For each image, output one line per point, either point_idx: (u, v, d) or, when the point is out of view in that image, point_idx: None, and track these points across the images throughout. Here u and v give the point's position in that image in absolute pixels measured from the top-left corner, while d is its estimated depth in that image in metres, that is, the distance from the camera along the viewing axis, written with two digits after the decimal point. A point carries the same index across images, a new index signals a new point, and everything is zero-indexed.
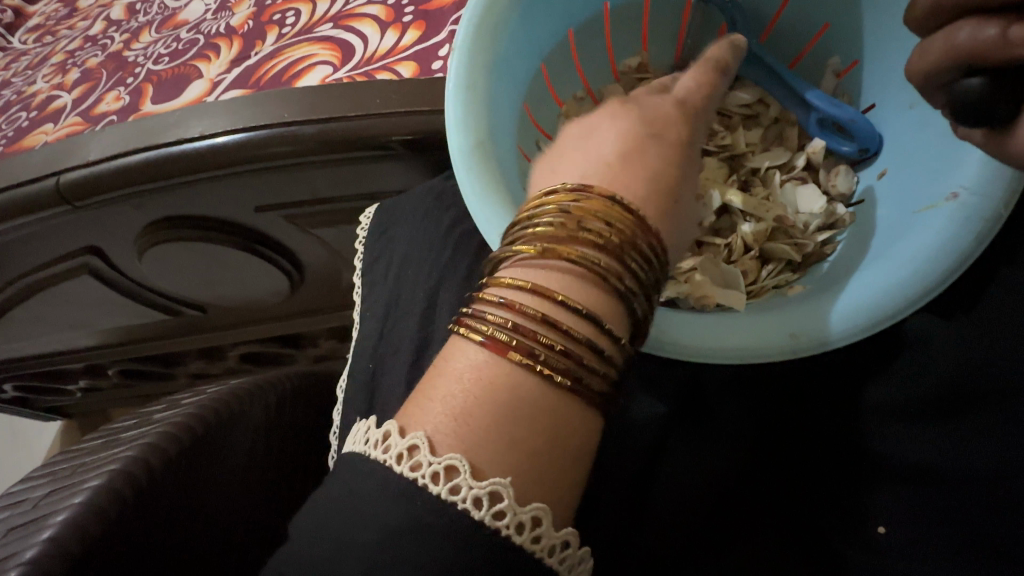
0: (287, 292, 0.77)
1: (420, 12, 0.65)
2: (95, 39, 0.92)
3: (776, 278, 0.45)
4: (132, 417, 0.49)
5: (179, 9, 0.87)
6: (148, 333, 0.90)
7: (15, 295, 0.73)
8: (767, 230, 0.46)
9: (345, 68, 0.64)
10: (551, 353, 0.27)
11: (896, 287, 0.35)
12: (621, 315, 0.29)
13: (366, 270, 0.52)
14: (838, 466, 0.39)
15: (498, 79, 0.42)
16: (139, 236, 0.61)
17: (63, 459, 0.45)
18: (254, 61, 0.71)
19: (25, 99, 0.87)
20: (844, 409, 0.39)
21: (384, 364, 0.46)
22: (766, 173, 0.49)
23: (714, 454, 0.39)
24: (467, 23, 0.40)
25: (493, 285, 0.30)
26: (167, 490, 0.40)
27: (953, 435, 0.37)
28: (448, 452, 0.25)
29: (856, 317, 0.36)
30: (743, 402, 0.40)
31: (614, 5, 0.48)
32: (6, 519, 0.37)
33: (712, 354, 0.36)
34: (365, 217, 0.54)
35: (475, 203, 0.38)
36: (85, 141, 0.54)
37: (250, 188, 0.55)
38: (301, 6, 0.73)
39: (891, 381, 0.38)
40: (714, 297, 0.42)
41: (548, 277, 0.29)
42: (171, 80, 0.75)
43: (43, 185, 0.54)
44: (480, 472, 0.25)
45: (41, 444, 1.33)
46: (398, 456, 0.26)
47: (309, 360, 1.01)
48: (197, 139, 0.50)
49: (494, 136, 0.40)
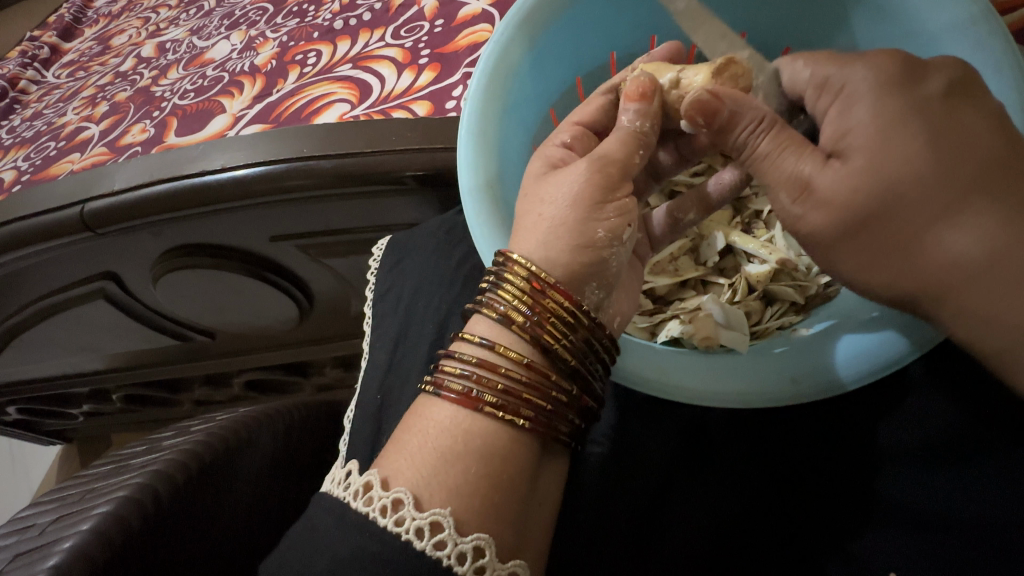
0: (295, 320, 0.77)
1: (436, 55, 0.68)
2: (126, 74, 0.97)
3: (779, 319, 0.45)
4: (140, 443, 0.49)
5: (206, 49, 0.92)
6: (155, 358, 0.91)
7: (29, 317, 0.74)
8: (771, 271, 0.47)
9: (362, 105, 0.67)
10: (506, 397, 0.31)
11: (896, 343, 0.36)
12: (570, 367, 0.33)
13: (377, 300, 0.53)
14: (843, 507, 0.37)
15: (508, 121, 0.43)
16: (155, 262, 0.63)
17: (72, 484, 0.45)
18: (275, 98, 0.74)
19: (55, 129, 0.90)
20: (850, 450, 0.39)
21: (393, 393, 0.46)
22: (768, 216, 0.50)
23: (716, 491, 0.39)
24: (483, 67, 0.42)
25: (465, 343, 0.33)
26: (175, 518, 0.40)
27: (964, 478, 0.35)
28: (396, 487, 0.29)
29: (857, 366, 0.36)
30: (745, 439, 0.41)
31: (620, 55, 0.49)
32: (12, 546, 0.37)
33: (714, 398, 0.36)
34: (377, 248, 0.56)
35: (485, 240, 0.39)
36: (109, 172, 0.56)
37: (265, 219, 0.57)
38: (323, 48, 0.78)
39: (902, 425, 0.38)
40: (716, 338, 0.42)
41: (500, 336, 0.33)
42: (195, 114, 0.78)
43: (66, 213, 0.56)
44: (422, 503, 0.28)
45: (39, 470, 1.32)
46: (355, 492, 0.30)
47: (314, 389, 1.01)
48: (219, 170, 0.51)
49: (504, 175, 0.42)
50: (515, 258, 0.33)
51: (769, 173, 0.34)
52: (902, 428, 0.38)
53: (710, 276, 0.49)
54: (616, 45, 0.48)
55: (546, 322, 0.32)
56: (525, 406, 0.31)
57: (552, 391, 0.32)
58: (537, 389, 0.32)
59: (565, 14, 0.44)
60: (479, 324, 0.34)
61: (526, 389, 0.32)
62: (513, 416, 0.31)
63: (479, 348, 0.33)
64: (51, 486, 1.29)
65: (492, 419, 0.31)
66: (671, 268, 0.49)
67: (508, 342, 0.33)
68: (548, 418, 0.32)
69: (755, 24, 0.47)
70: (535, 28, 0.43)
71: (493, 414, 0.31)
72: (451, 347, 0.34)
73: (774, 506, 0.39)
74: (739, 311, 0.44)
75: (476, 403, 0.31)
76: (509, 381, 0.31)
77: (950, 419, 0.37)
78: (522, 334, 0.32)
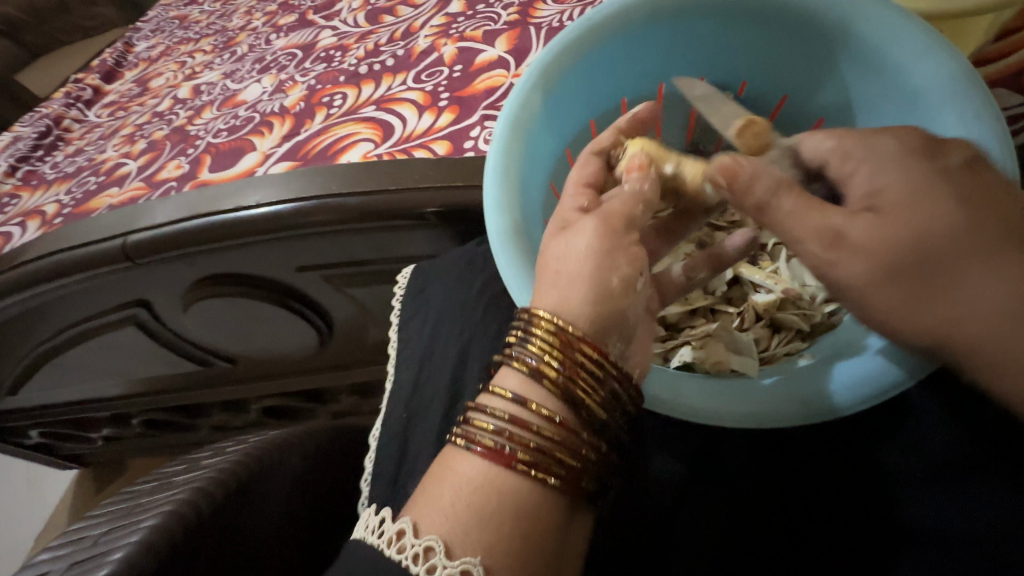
0: (315, 347, 0.80)
1: (454, 98, 0.73)
2: (163, 114, 1.03)
3: (786, 346, 0.47)
4: (176, 465, 0.50)
5: (239, 91, 0.98)
6: (177, 383, 0.93)
7: (64, 342, 0.78)
8: (778, 301, 0.49)
9: (385, 144, 0.71)
10: (539, 455, 0.31)
11: (894, 366, 0.37)
12: (598, 424, 0.34)
13: (402, 324, 0.55)
14: (851, 526, 0.39)
15: (529, 164, 0.47)
16: (187, 291, 0.66)
17: (113, 503, 0.46)
18: (304, 137, 0.79)
19: (95, 165, 0.96)
20: (851, 472, 0.41)
21: (419, 411, 0.48)
22: (773, 249, 0.52)
23: (735, 511, 0.41)
24: (505, 117, 0.46)
25: (494, 396, 0.34)
26: (210, 533, 0.41)
27: (961, 499, 0.37)
28: (428, 535, 0.29)
29: (856, 392, 0.38)
30: (752, 462, 0.43)
31: (630, 100, 0.53)
32: (62, 556, 0.39)
33: (716, 419, 0.38)
34: (403, 276, 0.58)
35: (511, 277, 0.41)
36: (150, 207, 0.60)
37: (294, 251, 0.60)
38: (348, 90, 0.83)
39: (910, 447, 0.40)
40: (727, 362, 0.45)
41: (530, 392, 0.34)
42: (228, 152, 0.83)
43: (108, 245, 0.60)
44: (453, 551, 0.29)
45: (55, 494, 1.33)
46: (388, 540, 0.30)
47: (329, 416, 1.02)
48: (253, 206, 0.55)
49: (526, 214, 0.45)
50: (546, 315, 0.34)
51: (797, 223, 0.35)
52: (910, 447, 0.40)
53: (718, 305, 0.51)
54: (626, 90, 0.52)
55: (576, 378, 0.33)
56: (557, 464, 0.32)
57: (583, 448, 0.33)
58: (567, 449, 0.32)
59: (577, 66, 0.48)
60: (508, 378, 0.35)
61: (557, 448, 0.32)
62: (545, 476, 0.31)
63: (510, 403, 0.33)
64: (66, 511, 1.30)
65: (525, 478, 0.31)
66: (681, 297, 0.51)
67: (538, 399, 0.33)
68: (579, 477, 0.32)
69: (753, 74, 0.51)
70: (550, 79, 0.47)
71: (526, 474, 0.31)
72: (480, 401, 0.34)
73: (789, 524, 0.40)
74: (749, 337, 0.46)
75: (510, 461, 0.31)
76: (542, 440, 0.32)
77: (940, 444, 0.39)
78: (553, 390, 0.33)
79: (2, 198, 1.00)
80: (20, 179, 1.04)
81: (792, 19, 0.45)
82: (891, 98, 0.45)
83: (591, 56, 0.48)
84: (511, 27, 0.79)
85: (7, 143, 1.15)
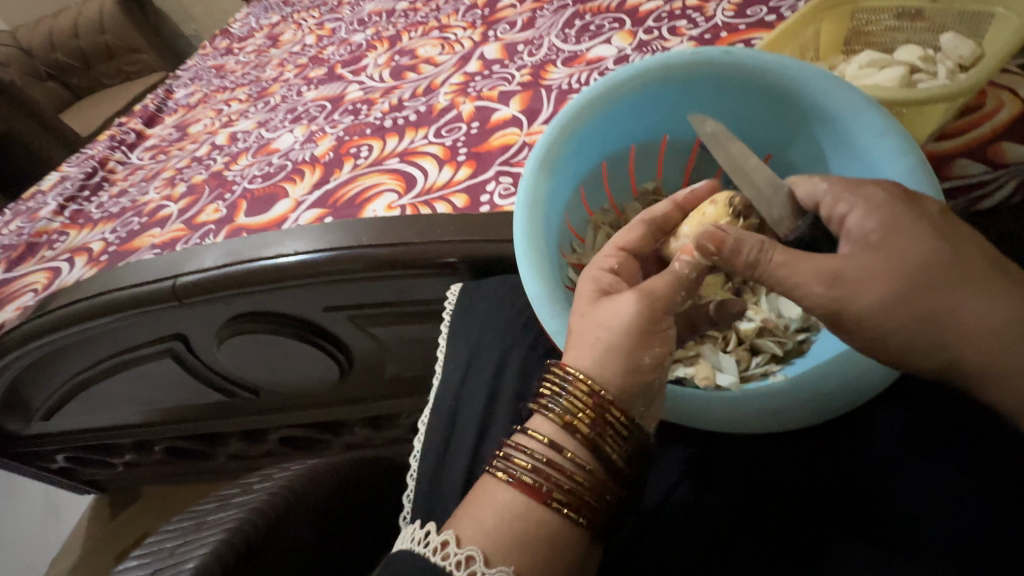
0: (335, 380, 0.84)
1: (472, 153, 0.80)
2: (201, 159, 1.12)
3: (763, 367, 0.53)
4: (219, 498, 0.52)
5: (273, 139, 1.07)
6: (201, 412, 0.98)
7: (104, 371, 0.84)
8: (757, 328, 0.55)
9: (408, 195, 0.77)
10: (569, 495, 0.37)
11: (875, 374, 0.44)
12: (613, 473, 0.39)
13: (450, 334, 0.59)
14: (821, 508, 0.44)
15: (550, 201, 0.52)
16: (223, 325, 0.72)
17: (176, 524, 0.48)
18: (333, 185, 0.86)
19: (138, 207, 1.04)
20: (828, 464, 0.46)
21: (463, 408, 0.54)
22: (753, 284, 0.59)
23: (719, 497, 0.46)
24: (534, 156, 0.51)
25: (530, 438, 0.39)
26: (276, 545, 0.45)
27: (911, 478, 0.43)
28: (468, 546, 0.34)
29: (847, 395, 0.44)
30: (742, 458, 0.48)
31: (637, 147, 0.58)
32: (150, 563, 0.43)
33: (697, 420, 0.46)
34: (449, 295, 0.61)
35: (542, 309, 0.46)
36: (199, 253, 0.67)
37: (325, 293, 0.66)
38: (374, 143, 0.90)
39: (865, 448, 0.45)
40: (715, 378, 0.51)
41: (561, 439, 0.39)
42: (263, 198, 0.90)
43: (161, 286, 0.66)
44: (491, 560, 0.34)
45: (70, 521, 1.36)
46: (434, 548, 0.35)
47: (343, 447, 1.06)
48: (292, 255, 0.61)
49: (546, 245, 0.50)
50: (582, 375, 0.39)
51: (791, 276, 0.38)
52: (868, 447, 0.45)
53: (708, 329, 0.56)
54: (633, 139, 0.57)
55: (605, 432, 0.39)
56: (585, 503, 0.37)
57: (604, 493, 0.38)
58: (594, 493, 0.37)
59: (593, 119, 0.53)
60: (543, 425, 0.40)
61: (585, 490, 0.37)
62: (574, 512, 0.36)
63: (546, 448, 0.38)
64: (80, 537, 1.33)
65: (559, 514, 0.36)
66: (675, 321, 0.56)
67: (573, 449, 0.39)
68: (600, 516, 0.38)
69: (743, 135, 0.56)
70: (574, 125, 0.52)
71: (558, 510, 0.36)
72: (519, 440, 0.39)
73: (778, 504, 0.45)
74: (730, 356, 0.54)
75: (546, 498, 0.36)
76: (574, 483, 0.37)
77: (899, 441, 0.45)
78: (581, 439, 0.39)
79: (50, 234, 1.09)
80: (66, 218, 1.12)
81: (782, 91, 0.50)
82: (852, 168, 0.50)
83: (606, 112, 0.53)
84: (524, 88, 0.87)
85: (55, 183, 1.25)
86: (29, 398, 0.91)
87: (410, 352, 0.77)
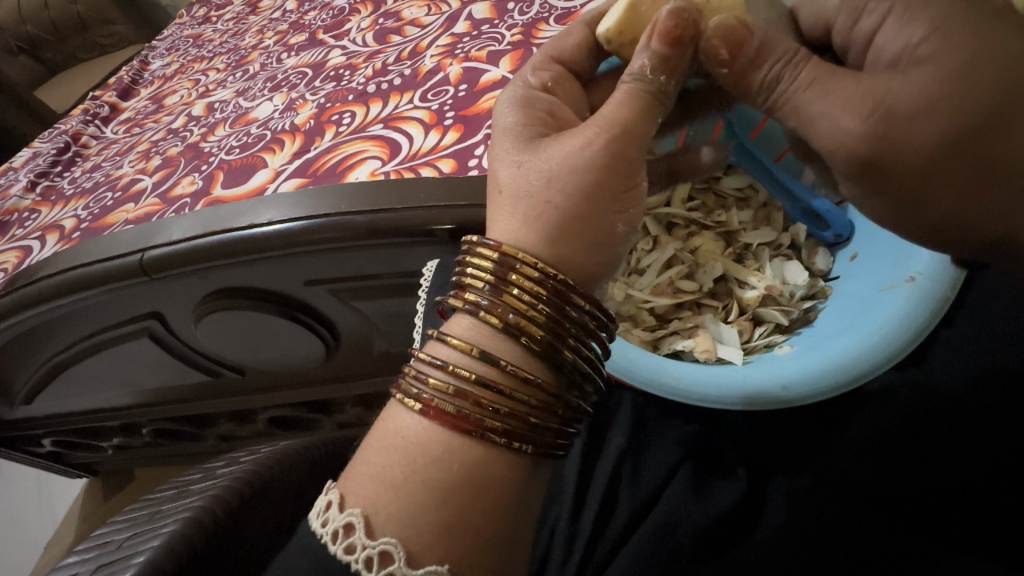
0: (321, 359, 0.82)
1: (459, 117, 0.75)
2: (177, 131, 1.06)
3: (766, 338, 0.52)
4: (187, 480, 0.50)
5: (250, 109, 1.01)
6: (186, 394, 0.95)
7: (80, 352, 0.81)
8: (760, 297, 0.55)
9: (392, 161, 0.72)
10: (498, 400, 0.36)
11: (911, 336, 0.42)
12: (547, 363, 0.38)
13: (427, 314, 0.56)
14: (837, 501, 0.46)
15: None
16: (199, 303, 0.69)
17: (141, 507, 0.46)
18: (313, 154, 0.81)
19: (111, 181, 0.99)
20: (829, 445, 0.49)
21: None
22: (756, 249, 0.59)
23: (728, 487, 0.48)
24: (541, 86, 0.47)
25: (451, 346, 0.38)
26: (235, 535, 0.41)
27: (906, 461, 0.47)
28: (384, 538, 0.32)
29: (879, 355, 0.43)
30: (743, 442, 0.52)
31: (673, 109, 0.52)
32: (90, 559, 0.39)
33: (753, 405, 0.43)
34: (426, 271, 0.59)
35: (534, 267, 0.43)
36: (168, 225, 0.63)
37: (305, 267, 0.62)
38: (357, 109, 0.85)
39: (848, 425, 0.50)
40: (715, 351, 0.51)
41: (485, 339, 0.38)
42: (240, 168, 0.85)
43: (128, 260, 0.62)
44: (416, 561, 0.32)
45: (64, 504, 1.36)
46: (334, 536, 0.33)
47: (333, 426, 1.04)
48: (266, 224, 0.57)
49: None
50: (504, 258, 0.38)
51: (824, 100, 0.36)
52: (858, 430, 0.49)
53: (705, 299, 0.57)
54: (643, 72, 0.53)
55: (534, 318, 0.37)
56: (529, 429, 0.36)
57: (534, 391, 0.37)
58: (519, 391, 0.36)
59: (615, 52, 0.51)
60: (471, 331, 0.38)
61: (513, 390, 0.36)
62: (515, 441, 0.35)
63: (464, 353, 0.37)
64: (73, 520, 1.32)
65: (483, 421, 0.35)
66: (670, 290, 0.57)
67: (514, 361, 0.37)
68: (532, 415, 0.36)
69: None
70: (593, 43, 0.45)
71: (497, 442, 0.35)
72: (443, 350, 0.38)
73: (786, 487, 0.48)
74: (732, 327, 0.53)
75: (469, 405, 0.35)
76: (496, 384, 0.36)
77: (889, 421, 0.49)
78: (508, 334, 0.37)
79: (21, 213, 1.04)
80: (38, 195, 1.07)
81: None
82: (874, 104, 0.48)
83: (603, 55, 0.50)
84: (514, 47, 0.82)
85: (26, 159, 1.19)
86: (9, 383, 0.88)
87: (397, 327, 0.74)
